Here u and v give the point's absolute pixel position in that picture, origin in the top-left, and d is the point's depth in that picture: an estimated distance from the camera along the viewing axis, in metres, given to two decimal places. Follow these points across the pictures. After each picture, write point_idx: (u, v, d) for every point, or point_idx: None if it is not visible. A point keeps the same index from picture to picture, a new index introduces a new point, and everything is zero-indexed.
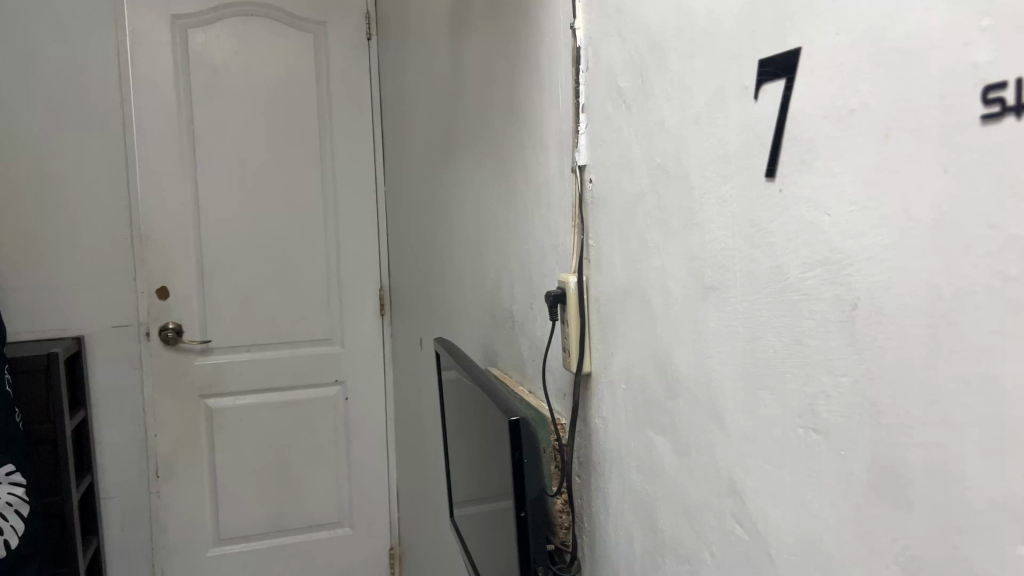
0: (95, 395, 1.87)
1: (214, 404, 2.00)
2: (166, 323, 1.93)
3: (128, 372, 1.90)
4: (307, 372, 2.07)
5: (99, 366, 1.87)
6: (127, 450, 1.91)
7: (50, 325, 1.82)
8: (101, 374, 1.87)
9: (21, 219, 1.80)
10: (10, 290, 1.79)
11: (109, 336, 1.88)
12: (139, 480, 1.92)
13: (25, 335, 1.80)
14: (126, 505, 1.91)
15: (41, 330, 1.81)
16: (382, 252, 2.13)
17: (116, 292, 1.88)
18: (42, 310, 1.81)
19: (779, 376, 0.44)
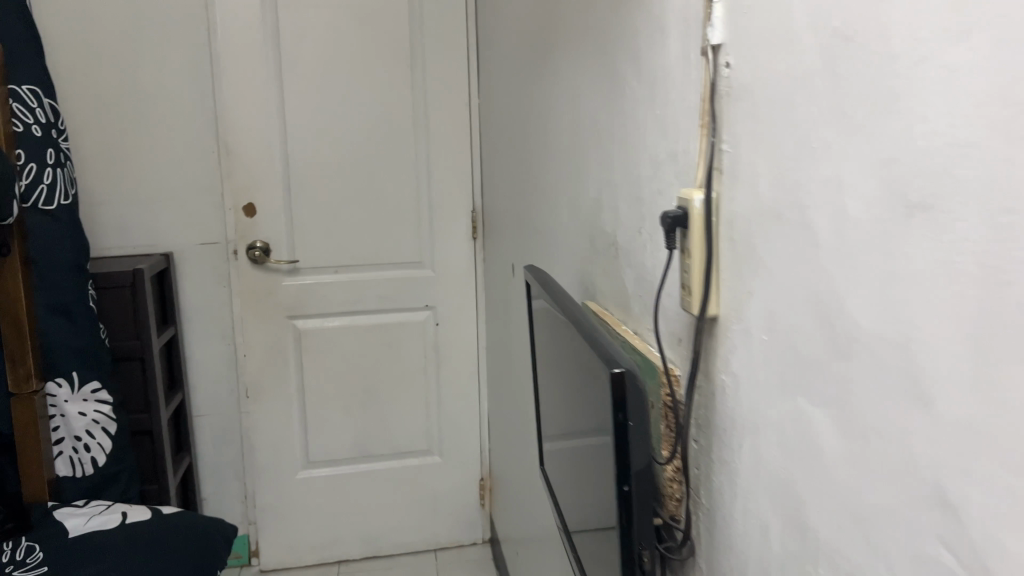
0: (186, 313, 1.90)
1: (302, 325, 1.95)
2: (253, 242, 1.88)
3: (219, 292, 1.91)
4: (397, 296, 1.99)
5: (188, 285, 1.89)
6: (216, 367, 1.94)
7: (140, 241, 1.85)
8: (191, 292, 1.90)
9: (113, 136, 1.81)
10: (100, 205, 1.82)
11: (198, 255, 1.89)
12: (229, 398, 1.95)
13: (115, 251, 1.85)
14: (218, 423, 1.96)
15: (134, 247, 1.85)
16: (474, 171, 1.99)
17: (205, 210, 1.87)
18: (135, 228, 1.85)
19: (999, 348, 0.30)
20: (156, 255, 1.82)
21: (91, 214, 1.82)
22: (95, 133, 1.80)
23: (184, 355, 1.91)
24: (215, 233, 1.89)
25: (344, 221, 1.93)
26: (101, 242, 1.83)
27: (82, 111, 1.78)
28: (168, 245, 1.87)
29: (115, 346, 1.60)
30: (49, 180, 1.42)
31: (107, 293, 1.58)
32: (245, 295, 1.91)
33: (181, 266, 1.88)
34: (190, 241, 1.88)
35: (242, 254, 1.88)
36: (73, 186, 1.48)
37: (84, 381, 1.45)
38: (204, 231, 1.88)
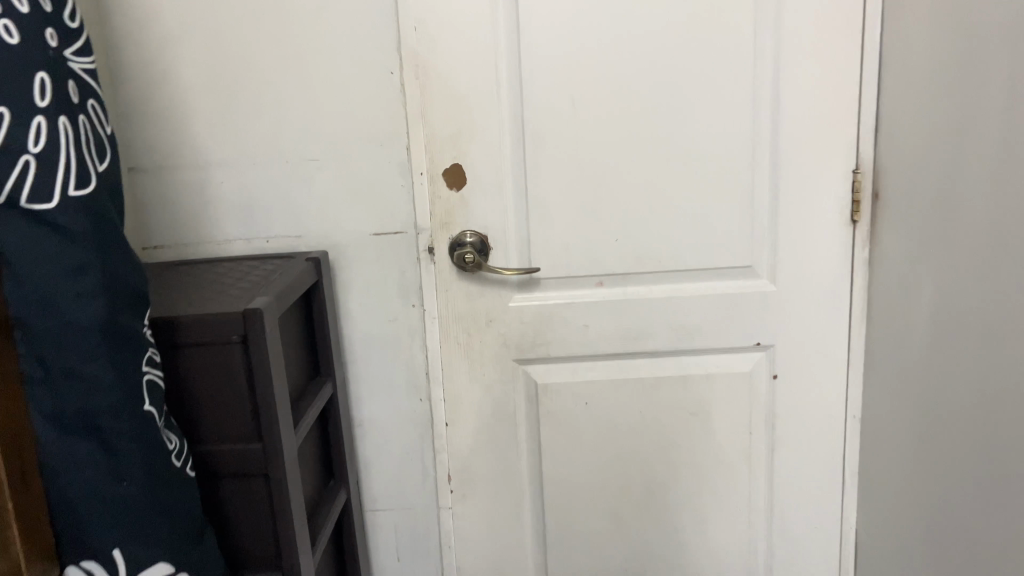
0: (352, 350, 1.14)
1: (540, 376, 1.13)
2: (462, 233, 1.08)
3: (406, 317, 1.13)
4: (706, 328, 1.11)
5: (357, 305, 1.13)
6: (401, 434, 1.17)
7: (280, 231, 1.12)
8: (361, 319, 1.13)
9: (233, 52, 1.06)
10: (215, 172, 1.10)
11: (370, 257, 1.12)
12: (422, 487, 1.18)
13: (244, 249, 1.13)
14: (405, 521, 1.19)
15: (270, 240, 1.12)
16: (868, 100, 1.04)
17: (381, 178, 1.09)
18: (271, 210, 1.11)
19: None
20: (299, 263, 1.05)
21: (205, 187, 1.11)
22: (201, 50, 1.06)
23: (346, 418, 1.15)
24: (398, 220, 1.10)
25: (618, 195, 1.07)
26: (223, 232, 1.12)
27: (184, 11, 1.05)
28: (323, 238, 1.12)
29: (219, 452, 0.84)
30: (46, 145, 0.63)
31: (206, 355, 0.83)
32: (446, 323, 1.12)
33: (343, 274, 1.12)
34: (357, 232, 1.11)
35: (442, 254, 1.10)
36: (105, 156, 0.69)
37: (137, 568, 0.69)
38: (377, 215, 1.11)
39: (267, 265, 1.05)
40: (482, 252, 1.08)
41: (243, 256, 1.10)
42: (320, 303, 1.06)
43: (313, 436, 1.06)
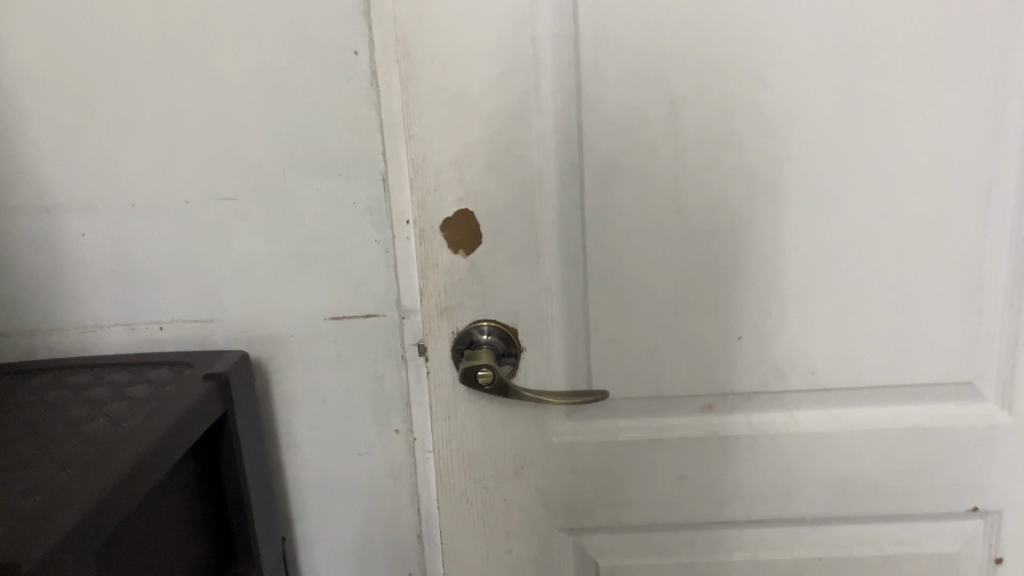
0: (301, 499, 0.72)
1: (602, 554, 0.69)
2: (477, 326, 0.62)
3: (386, 448, 0.71)
4: (882, 484, 0.67)
5: (308, 432, 0.71)
6: None
7: (181, 315, 0.69)
8: (314, 451, 0.71)
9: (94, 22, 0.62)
10: (76, 220, 0.67)
11: (326, 355, 0.69)
12: None
13: (123, 341, 0.70)
14: None
15: (166, 326, 0.69)
16: None
17: (341, 229, 0.67)
18: (166, 280, 0.69)
19: None
20: (191, 383, 0.62)
21: (56, 242, 0.68)
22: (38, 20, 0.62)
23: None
24: (370, 296, 0.68)
25: (746, 270, 0.62)
26: (89, 313, 0.69)
27: None
28: (248, 327, 0.69)
29: None
30: None
31: None
32: (447, 475, 0.66)
33: (285, 382, 0.70)
34: (304, 315, 0.69)
35: (439, 362, 0.63)
36: None
37: None
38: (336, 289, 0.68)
39: (136, 388, 0.62)
40: (504, 357, 0.63)
41: (115, 358, 0.67)
42: (232, 444, 0.64)
43: None
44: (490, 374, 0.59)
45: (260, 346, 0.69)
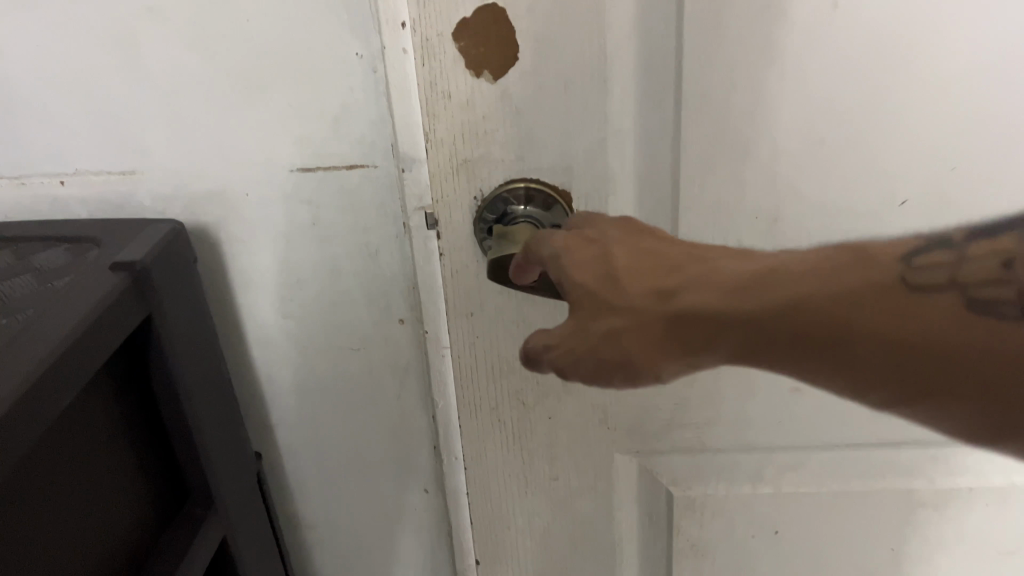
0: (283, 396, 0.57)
1: (681, 485, 0.52)
2: (512, 187, 0.41)
3: (387, 339, 0.55)
4: None
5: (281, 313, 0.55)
6: (389, 538, 0.62)
7: (87, 165, 0.51)
8: (296, 342, 0.56)
9: None
10: None
11: (297, 222, 0.52)
12: None
13: (17, 200, 0.52)
14: None
15: (69, 182, 0.51)
16: None
17: (302, 39, 0.46)
18: (60, 117, 0.49)
19: None
20: (91, 275, 0.45)
21: None
22: None
23: (270, 529, 0.58)
24: (351, 141, 0.50)
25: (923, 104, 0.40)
26: None
27: None
28: (182, 184, 0.51)
29: None
30: None
31: None
32: (471, 391, 0.47)
33: (247, 257, 0.53)
34: (261, 167, 0.50)
35: (454, 242, 0.43)
36: None
37: None
38: (301, 133, 0.49)
39: (16, 282, 0.46)
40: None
41: (7, 229, 0.50)
42: (159, 345, 0.48)
43: None
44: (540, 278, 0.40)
45: (206, 210, 0.52)
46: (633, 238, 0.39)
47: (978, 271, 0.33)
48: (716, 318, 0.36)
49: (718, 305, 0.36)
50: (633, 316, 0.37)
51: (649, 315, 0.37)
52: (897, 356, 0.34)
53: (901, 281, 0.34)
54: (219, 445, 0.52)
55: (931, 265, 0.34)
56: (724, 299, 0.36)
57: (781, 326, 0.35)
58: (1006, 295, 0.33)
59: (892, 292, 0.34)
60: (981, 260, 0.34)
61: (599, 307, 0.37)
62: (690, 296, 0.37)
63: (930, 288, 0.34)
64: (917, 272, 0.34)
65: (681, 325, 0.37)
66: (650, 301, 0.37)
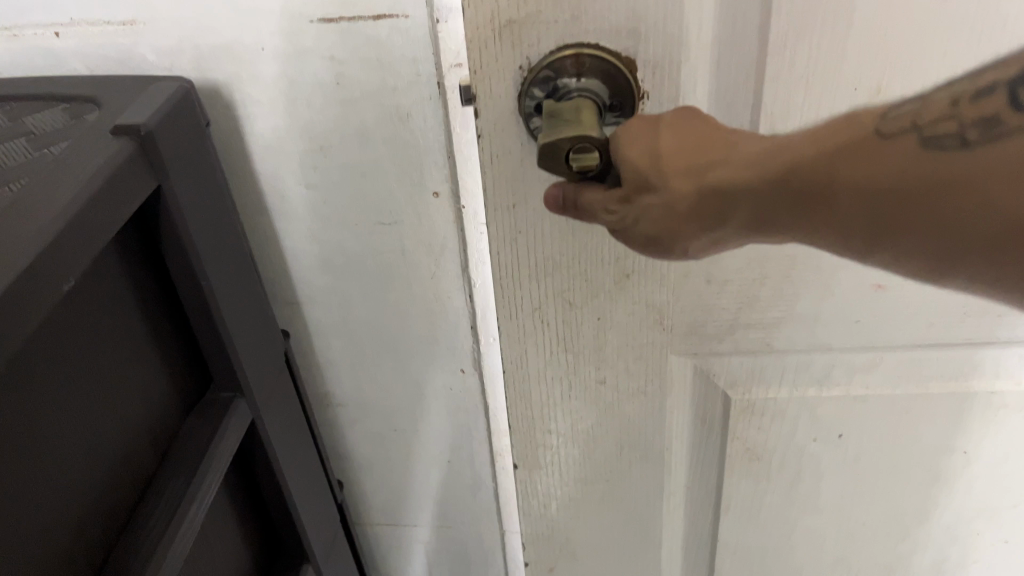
0: (306, 269, 0.54)
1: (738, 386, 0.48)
2: (564, 53, 0.34)
3: (418, 211, 0.51)
4: None
5: (303, 184, 0.50)
6: (425, 415, 0.60)
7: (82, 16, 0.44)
8: (324, 215, 0.51)
9: None
10: None
11: (320, 82, 0.46)
12: (472, 491, 0.65)
13: (7, 56, 0.46)
14: (447, 529, 0.68)
15: (64, 35, 0.45)
16: None
17: None
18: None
19: None
20: (88, 142, 0.41)
21: None
22: None
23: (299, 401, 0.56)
24: None
25: None
26: None
27: None
28: (189, 35, 0.45)
29: None
30: None
31: None
32: (512, 288, 0.42)
33: (266, 122, 0.48)
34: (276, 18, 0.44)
35: (496, 120, 0.36)
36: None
37: None
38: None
39: (9, 145, 0.41)
40: (610, 114, 0.36)
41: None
42: (172, 222, 0.45)
43: (218, 497, 0.50)
44: (599, 157, 0.32)
45: (215, 66, 0.46)
46: (686, 119, 0.33)
47: (945, 109, 0.27)
48: (749, 200, 0.31)
49: (743, 183, 0.31)
50: (664, 195, 0.32)
51: (678, 194, 0.32)
52: (885, 222, 0.28)
53: (873, 136, 0.28)
54: (240, 320, 0.49)
55: (899, 116, 0.27)
56: (742, 171, 0.31)
57: (775, 198, 0.30)
58: (962, 132, 0.26)
59: (864, 149, 0.28)
60: (956, 93, 0.27)
61: (637, 186, 0.33)
62: (719, 173, 0.31)
63: (899, 137, 0.27)
64: (887, 123, 0.28)
65: (718, 210, 0.32)
66: (677, 178, 0.32)
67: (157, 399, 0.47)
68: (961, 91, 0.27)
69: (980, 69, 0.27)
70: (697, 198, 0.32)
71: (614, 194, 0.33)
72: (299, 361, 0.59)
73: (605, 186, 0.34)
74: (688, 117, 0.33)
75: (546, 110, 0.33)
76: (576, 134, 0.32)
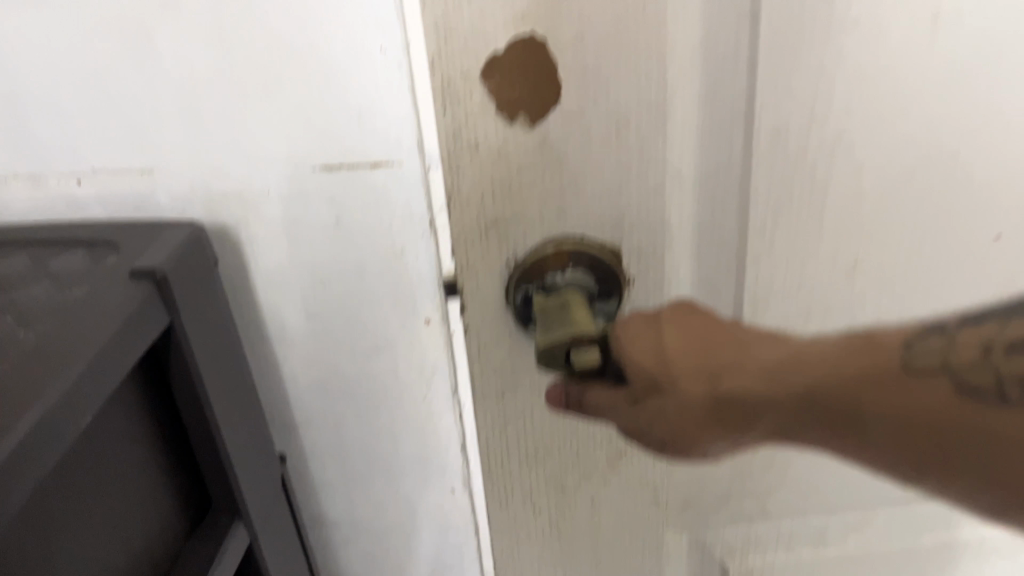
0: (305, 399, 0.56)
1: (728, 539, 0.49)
2: (546, 250, 0.38)
3: (412, 341, 0.53)
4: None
5: (304, 319, 0.52)
6: (420, 533, 0.61)
7: (104, 166, 0.47)
8: (324, 348, 0.53)
9: None
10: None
11: (322, 224, 0.49)
12: None
13: (29, 203, 0.49)
14: None
15: (86, 182, 0.48)
16: None
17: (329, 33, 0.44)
18: (74, 114, 0.46)
19: None
20: (110, 285, 0.43)
21: None
22: None
23: (293, 530, 0.57)
24: (376, 139, 0.47)
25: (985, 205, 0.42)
26: None
27: None
28: (202, 183, 0.48)
29: None
30: None
31: None
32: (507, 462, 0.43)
33: (272, 264, 0.50)
34: (282, 165, 0.47)
35: (483, 305, 0.39)
36: None
37: None
38: (323, 128, 0.46)
39: (32, 288, 0.43)
40: (600, 302, 0.38)
41: (18, 233, 0.47)
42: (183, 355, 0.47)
43: None
44: (598, 352, 0.34)
45: (224, 210, 0.49)
46: (688, 318, 0.35)
47: (974, 357, 0.28)
48: (765, 412, 0.33)
49: (760, 396, 0.32)
50: (677, 399, 0.34)
51: (689, 397, 0.34)
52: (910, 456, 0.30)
53: (899, 369, 0.29)
54: (241, 447, 0.51)
55: (929, 350, 0.29)
56: (760, 384, 0.32)
57: (795, 417, 0.32)
58: (1000, 387, 0.28)
59: (890, 384, 0.29)
60: (983, 339, 0.29)
61: (646, 388, 0.34)
62: (733, 381, 0.33)
63: (927, 375, 0.29)
64: (912, 356, 0.29)
65: (730, 414, 0.33)
66: (689, 383, 0.33)
67: (155, 525, 0.48)
68: (984, 331, 0.29)
69: (1009, 310, 0.29)
70: (708, 402, 0.33)
71: (623, 394, 0.34)
72: (295, 487, 0.60)
73: (607, 382, 0.35)
74: (688, 308, 0.35)
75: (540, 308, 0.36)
76: (572, 335, 0.34)
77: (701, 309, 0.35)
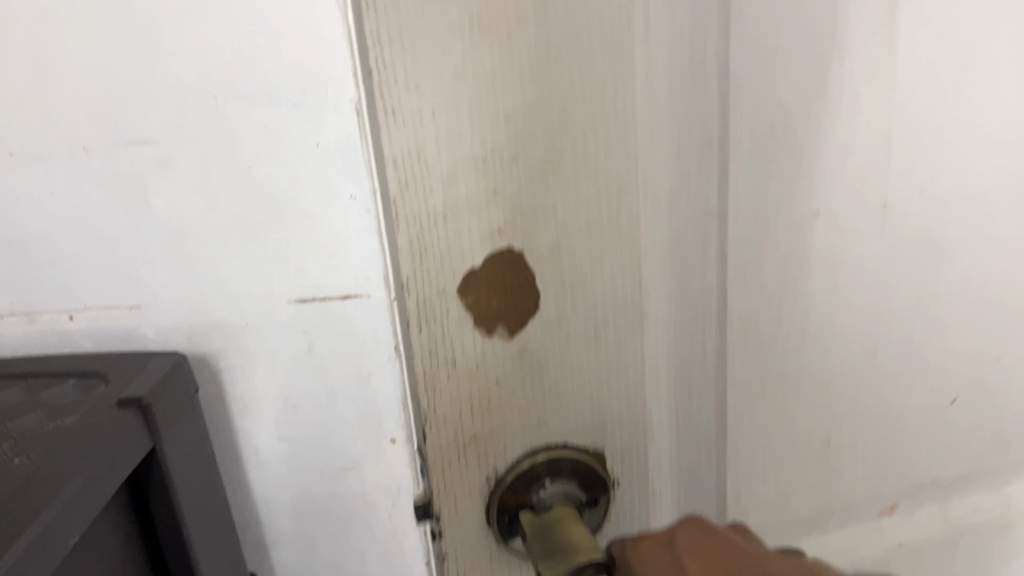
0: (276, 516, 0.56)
1: None
2: (511, 488, 0.53)
3: (381, 463, 0.55)
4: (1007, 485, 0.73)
5: (279, 443, 0.54)
6: None
7: (97, 302, 0.48)
8: (297, 471, 0.55)
9: None
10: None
11: (296, 354, 0.51)
12: None
13: (23, 337, 0.49)
14: None
15: (78, 317, 0.49)
16: None
17: (308, 183, 0.46)
18: (67, 254, 0.47)
19: None
20: (100, 415, 0.43)
21: None
22: None
23: None
24: (347, 275, 0.48)
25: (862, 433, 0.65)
26: None
27: None
28: (186, 316, 0.49)
29: None
30: None
31: None
32: None
33: (250, 393, 0.52)
34: (261, 301, 0.49)
35: (460, 523, 0.54)
36: None
37: None
38: (303, 268, 0.48)
39: (22, 420, 0.43)
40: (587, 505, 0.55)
41: (15, 368, 0.48)
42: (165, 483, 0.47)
43: None
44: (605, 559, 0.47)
45: (207, 340, 0.50)
46: (695, 537, 0.50)
47: None
48: None
49: None
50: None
51: None
52: None
53: None
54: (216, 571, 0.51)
55: None
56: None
57: None
58: None
59: None
60: None
61: None
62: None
63: None
64: None
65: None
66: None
67: None
68: None
69: None
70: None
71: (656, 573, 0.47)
72: None
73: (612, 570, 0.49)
74: (687, 531, 0.50)
75: (525, 524, 0.52)
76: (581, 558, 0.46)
77: (700, 526, 0.51)
